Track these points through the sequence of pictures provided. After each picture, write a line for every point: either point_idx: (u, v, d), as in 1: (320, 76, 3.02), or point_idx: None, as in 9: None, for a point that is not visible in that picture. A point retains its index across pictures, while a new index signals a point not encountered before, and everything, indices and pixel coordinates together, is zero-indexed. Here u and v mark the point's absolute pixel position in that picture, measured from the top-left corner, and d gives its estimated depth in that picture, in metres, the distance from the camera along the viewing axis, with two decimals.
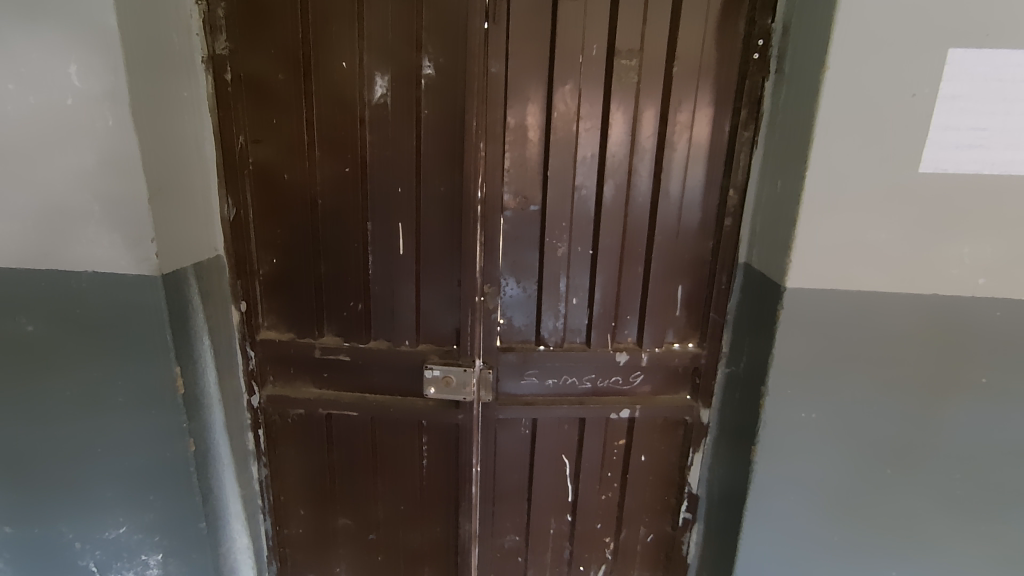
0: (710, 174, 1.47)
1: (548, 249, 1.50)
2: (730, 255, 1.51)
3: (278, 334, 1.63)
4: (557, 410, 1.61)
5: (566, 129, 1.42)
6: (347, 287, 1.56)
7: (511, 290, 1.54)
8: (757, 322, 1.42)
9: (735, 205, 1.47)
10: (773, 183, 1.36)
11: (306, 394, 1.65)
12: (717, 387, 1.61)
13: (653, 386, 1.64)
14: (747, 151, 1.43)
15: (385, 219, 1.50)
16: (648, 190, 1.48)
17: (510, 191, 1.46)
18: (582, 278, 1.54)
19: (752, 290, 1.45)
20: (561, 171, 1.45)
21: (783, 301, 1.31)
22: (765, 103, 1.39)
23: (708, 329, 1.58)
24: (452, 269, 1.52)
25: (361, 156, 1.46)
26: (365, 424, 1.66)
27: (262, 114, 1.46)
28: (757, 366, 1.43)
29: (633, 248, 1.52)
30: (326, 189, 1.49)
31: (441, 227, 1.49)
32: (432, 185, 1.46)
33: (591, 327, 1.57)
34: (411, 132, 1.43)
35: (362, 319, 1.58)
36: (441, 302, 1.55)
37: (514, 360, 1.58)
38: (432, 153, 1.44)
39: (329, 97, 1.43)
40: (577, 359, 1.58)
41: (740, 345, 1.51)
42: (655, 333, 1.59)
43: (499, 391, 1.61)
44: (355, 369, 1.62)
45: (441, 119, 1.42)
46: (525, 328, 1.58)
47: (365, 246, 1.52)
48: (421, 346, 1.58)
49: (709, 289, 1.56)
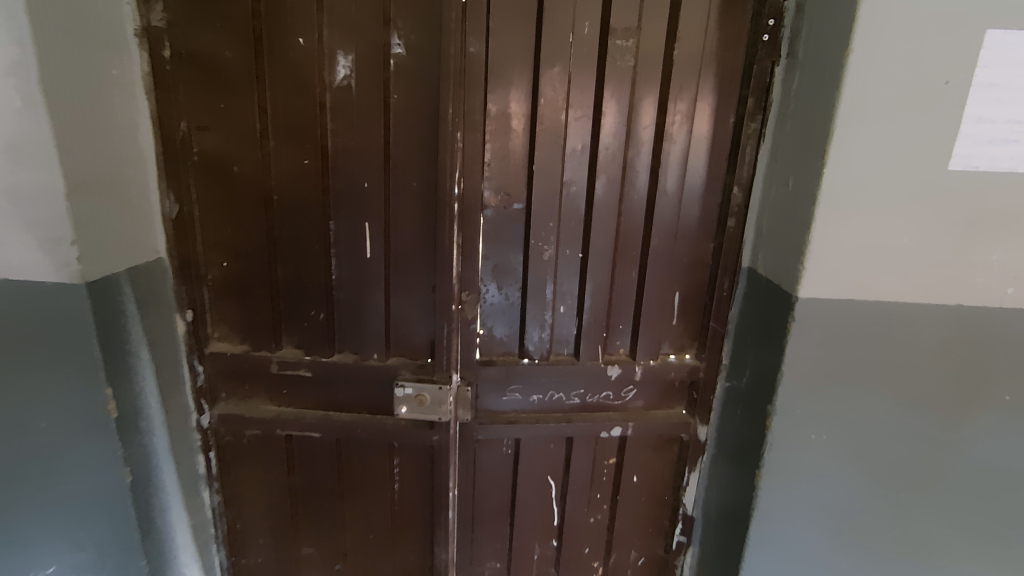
0: (711, 170, 1.33)
1: (533, 251, 1.35)
2: (733, 258, 1.37)
3: (230, 346, 1.46)
4: (543, 428, 1.47)
5: (553, 119, 1.27)
6: (308, 293, 1.38)
7: (492, 297, 1.38)
8: (764, 333, 1.29)
9: (740, 204, 1.33)
10: (784, 179, 1.22)
11: (263, 412, 1.48)
12: (716, 402, 1.48)
13: (646, 400, 1.51)
14: (755, 143, 1.29)
15: (349, 218, 1.32)
16: (645, 187, 1.33)
17: (490, 187, 1.30)
18: (571, 284, 1.39)
19: (758, 298, 1.32)
20: (548, 165, 1.29)
21: (794, 312, 1.18)
22: (774, 90, 1.25)
23: (707, 339, 1.45)
24: (427, 273, 1.36)
25: (322, 145, 1.28)
26: (329, 445, 1.49)
27: (207, 97, 1.27)
28: (763, 382, 1.30)
29: (627, 251, 1.37)
30: (283, 184, 1.31)
31: (414, 227, 1.32)
32: (404, 179, 1.29)
33: (580, 338, 1.42)
34: (379, 120, 1.26)
35: (325, 330, 1.40)
36: (414, 311, 1.39)
37: (495, 374, 1.42)
38: (404, 143, 1.27)
39: (283, 78, 1.24)
40: (565, 373, 1.44)
41: (743, 356, 1.38)
42: (650, 344, 1.45)
43: (478, 408, 1.45)
44: (318, 385, 1.45)
45: (412, 105, 1.25)
46: (507, 340, 1.42)
47: (327, 248, 1.35)
48: (391, 360, 1.42)
49: (709, 296, 1.43)
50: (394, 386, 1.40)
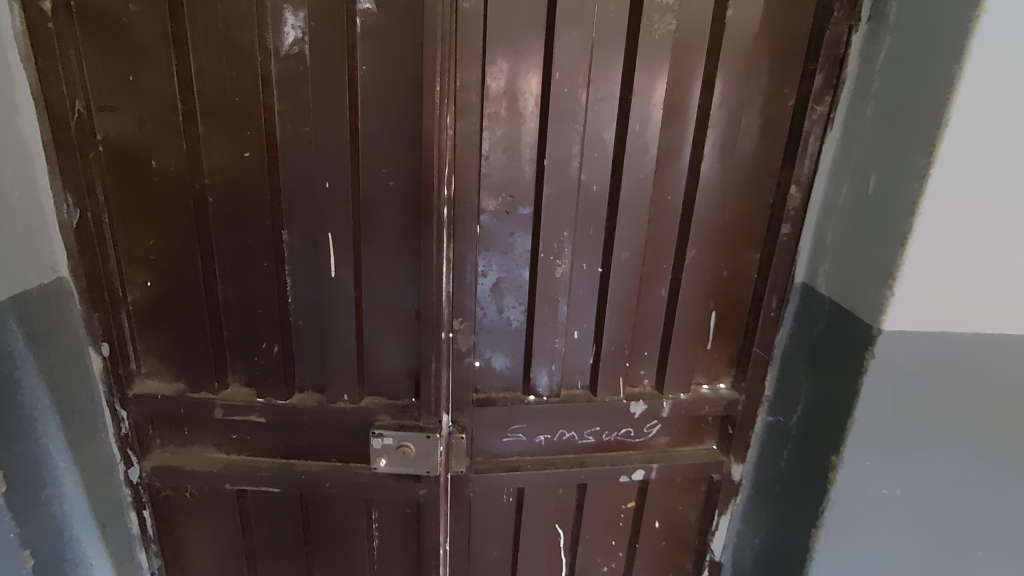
0: (763, 164, 1.08)
1: (542, 266, 1.07)
2: (784, 273, 1.12)
3: (162, 384, 1.16)
4: (551, 475, 1.22)
5: (570, 99, 0.98)
6: (258, 320, 1.09)
7: (490, 321, 1.11)
8: (824, 366, 1.06)
9: (798, 207, 1.08)
10: (863, 179, 0.97)
11: (209, 462, 1.21)
12: (755, 438, 1.26)
13: (671, 436, 1.27)
14: (820, 131, 1.03)
15: (307, 227, 1.03)
16: (682, 185, 1.07)
17: (489, 187, 1.02)
18: (587, 305, 1.13)
19: (816, 322, 1.08)
20: (563, 158, 1.01)
21: (875, 347, 0.94)
22: (849, 64, 0.99)
23: (748, 366, 1.21)
24: (408, 294, 1.07)
25: (268, 133, 0.98)
26: (292, 499, 1.22)
27: (111, 68, 0.95)
28: (824, 425, 1.07)
29: (657, 263, 1.11)
30: (218, 183, 1.01)
31: (390, 238, 1.03)
32: (377, 178, 1.00)
33: (597, 369, 1.17)
34: (342, 101, 0.95)
35: (279, 366, 1.11)
36: (392, 341, 1.11)
37: (495, 415, 1.16)
38: (376, 132, 0.97)
39: (213, 42, 0.93)
40: (579, 411, 1.19)
41: (793, 389, 1.15)
42: (680, 375, 1.21)
43: (474, 453, 1.20)
44: (275, 429, 1.17)
45: (386, 80, 0.95)
46: (509, 373, 1.16)
47: (280, 264, 1.05)
48: (365, 403, 1.14)
49: (750, 315, 1.19)
50: (370, 434, 1.13)
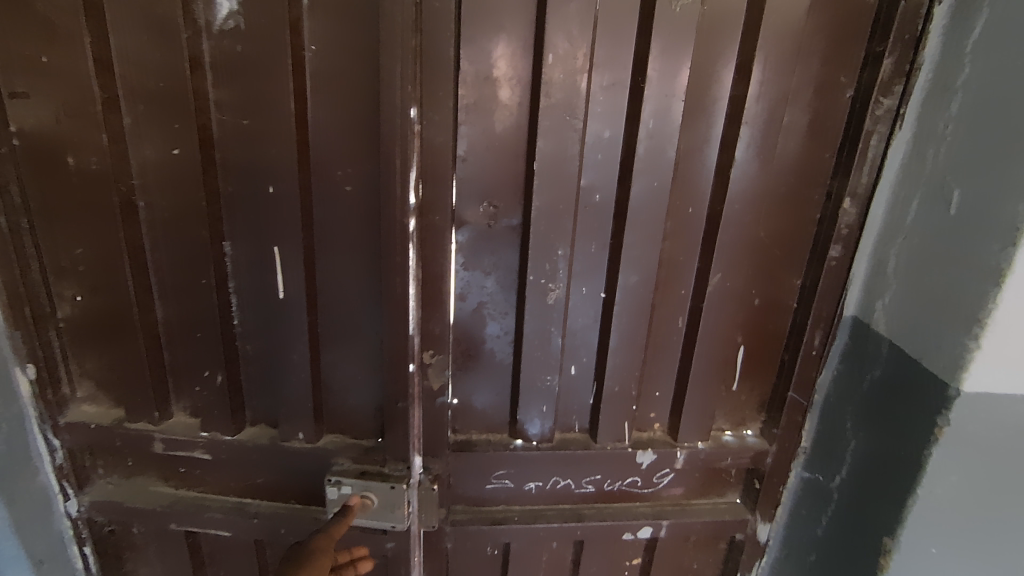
0: (809, 171, 0.87)
1: (532, 290, 0.89)
2: (831, 304, 0.91)
3: (100, 411, 1.02)
4: (542, 531, 1.03)
5: (567, 88, 0.79)
6: (199, 345, 0.94)
7: (470, 353, 0.94)
8: (878, 423, 0.86)
9: (852, 224, 0.86)
10: (942, 194, 0.77)
11: (153, 498, 1.06)
12: (787, 494, 1.05)
13: (686, 488, 1.08)
14: (885, 130, 0.82)
15: (252, 238, 0.86)
16: (706, 196, 0.87)
17: (467, 194, 0.84)
18: (587, 336, 0.94)
19: (871, 368, 0.87)
20: (559, 161, 0.82)
21: (951, 413, 0.73)
22: (927, 47, 0.78)
23: (782, 412, 1.00)
24: (371, 320, 0.90)
25: (201, 126, 0.81)
26: (245, 543, 1.07)
27: (21, 46, 0.80)
28: (874, 494, 0.86)
29: (673, 289, 0.92)
30: (148, 185, 0.85)
31: (348, 254, 0.86)
32: (331, 183, 0.83)
33: (598, 411, 0.98)
34: (287, 87, 0.78)
35: (224, 398, 0.96)
36: (354, 373, 0.94)
37: (475, 461, 0.99)
38: (329, 126, 0.80)
39: (135, 16, 0.77)
40: (575, 458, 1.00)
41: (836, 445, 0.95)
42: (698, 420, 1.01)
43: (450, 502, 1.02)
44: (224, 466, 1.02)
45: (340, 63, 0.77)
46: (493, 412, 0.99)
47: (220, 281, 0.89)
48: (325, 442, 0.98)
49: (787, 352, 0.98)
50: (326, 481, 0.96)
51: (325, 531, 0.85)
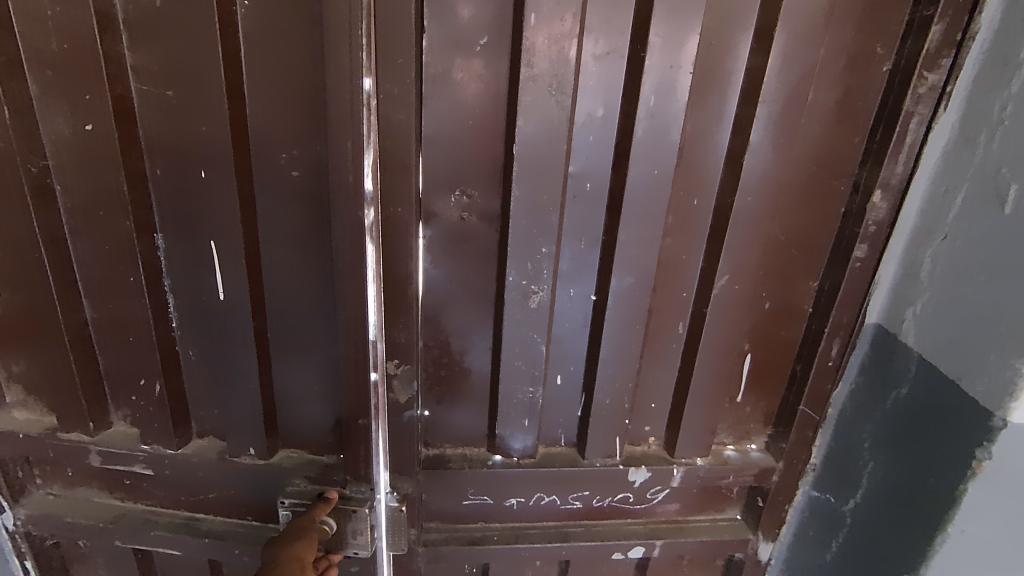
0: (834, 158, 0.75)
1: (513, 292, 0.78)
2: (851, 312, 0.80)
3: (31, 418, 0.91)
4: (524, 552, 0.94)
5: (555, 57, 0.66)
6: (133, 351, 0.83)
7: (442, 360, 0.83)
8: (902, 448, 0.76)
9: (882, 222, 0.75)
10: (995, 190, 0.65)
11: (98, 512, 0.96)
12: (792, 514, 0.96)
13: (683, 504, 0.98)
14: (928, 111, 0.70)
15: (186, 230, 0.75)
16: (714, 186, 0.75)
17: (436, 183, 0.72)
18: (575, 343, 0.83)
19: (896, 386, 0.77)
20: (544, 145, 0.70)
21: (994, 445, 0.63)
22: (986, 12, 0.65)
23: (790, 428, 0.90)
24: (326, 326, 0.79)
25: (117, 98, 0.69)
26: (198, 562, 0.97)
27: None
28: (893, 526, 0.77)
29: (673, 292, 0.81)
30: (63, 165, 0.72)
31: (297, 249, 0.75)
32: (274, 168, 0.71)
33: (587, 425, 0.88)
34: (215, 51, 0.65)
35: (163, 409, 0.85)
36: (309, 383, 0.84)
37: (450, 479, 0.89)
38: (268, 100, 0.68)
39: None
40: (561, 476, 0.90)
41: (851, 466, 0.85)
42: (697, 435, 0.91)
43: (422, 521, 0.93)
44: (170, 480, 0.92)
45: (277, 23, 0.64)
46: (470, 425, 0.89)
47: (151, 279, 0.78)
48: (280, 458, 0.89)
49: (799, 361, 0.87)
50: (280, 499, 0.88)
51: (309, 510, 0.84)
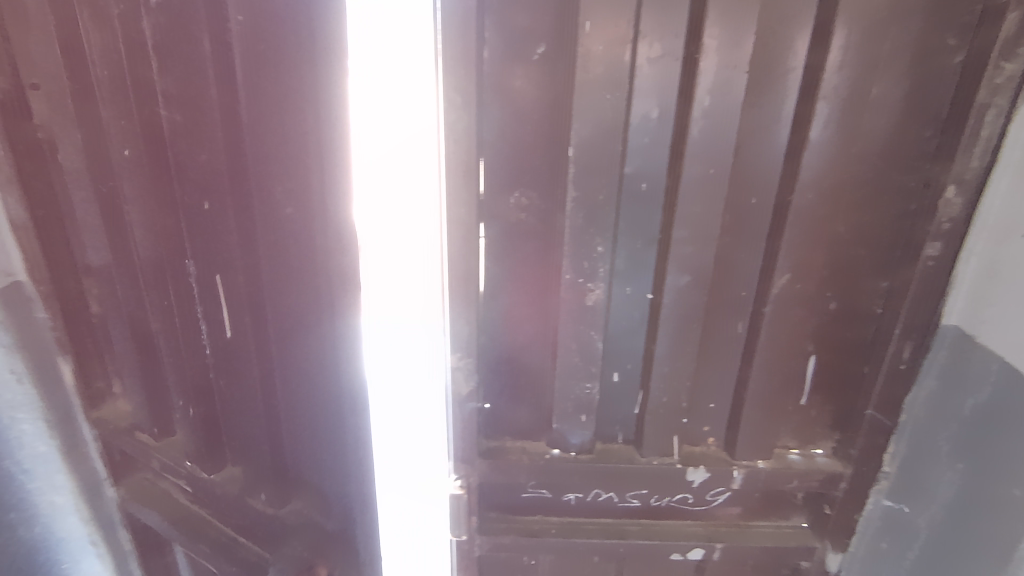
0: (901, 153, 0.73)
1: (570, 290, 0.81)
2: (924, 312, 0.77)
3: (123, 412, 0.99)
4: (580, 547, 0.96)
5: (609, 61, 0.69)
6: (170, 371, 0.90)
7: (498, 355, 0.87)
8: (991, 454, 0.73)
9: (956, 219, 0.72)
10: None
11: (167, 506, 1.03)
12: (864, 523, 0.89)
13: (744, 508, 0.97)
14: (1005, 103, 0.67)
15: (206, 256, 0.80)
16: (773, 184, 0.74)
17: (495, 185, 0.77)
18: (631, 341, 0.85)
19: (973, 390, 0.74)
20: (599, 147, 0.73)
21: None
22: None
23: (858, 434, 0.86)
24: (327, 365, 0.83)
25: (144, 126, 0.74)
26: None
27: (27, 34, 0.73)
28: (979, 533, 0.74)
29: (731, 291, 0.80)
30: None
31: (304, 288, 0.79)
32: (277, 198, 0.75)
33: (643, 422, 0.89)
34: (215, 76, 0.69)
35: (197, 431, 0.93)
36: (314, 416, 0.87)
37: (510, 473, 0.92)
38: (271, 131, 0.72)
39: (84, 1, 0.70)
40: (618, 473, 0.92)
41: (927, 474, 0.80)
42: (759, 438, 0.89)
43: (484, 510, 0.98)
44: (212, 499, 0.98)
45: (268, 50, 0.67)
46: (527, 419, 0.92)
47: (179, 304, 0.84)
48: (288, 510, 0.94)
49: (867, 364, 0.84)
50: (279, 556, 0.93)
51: None
